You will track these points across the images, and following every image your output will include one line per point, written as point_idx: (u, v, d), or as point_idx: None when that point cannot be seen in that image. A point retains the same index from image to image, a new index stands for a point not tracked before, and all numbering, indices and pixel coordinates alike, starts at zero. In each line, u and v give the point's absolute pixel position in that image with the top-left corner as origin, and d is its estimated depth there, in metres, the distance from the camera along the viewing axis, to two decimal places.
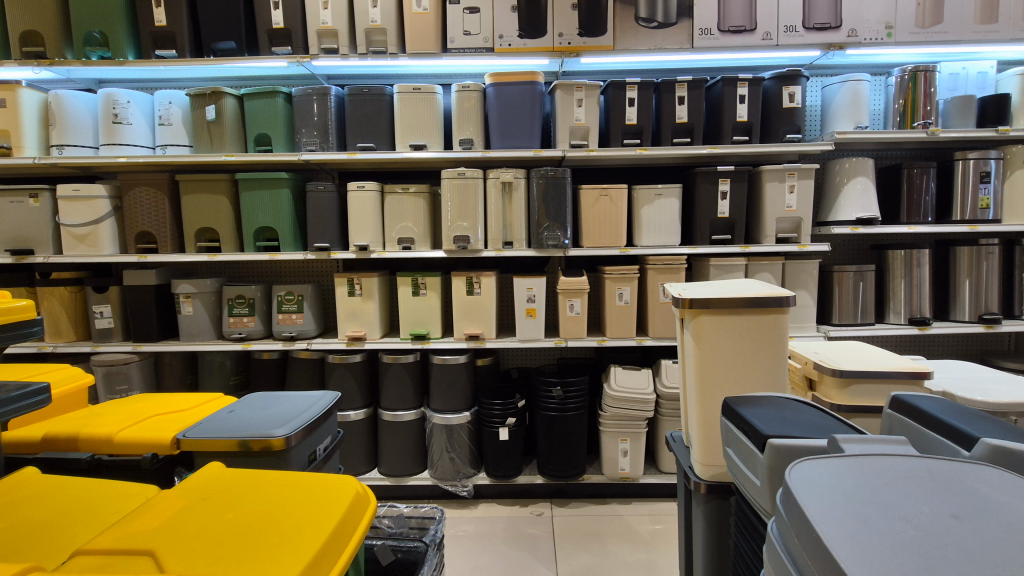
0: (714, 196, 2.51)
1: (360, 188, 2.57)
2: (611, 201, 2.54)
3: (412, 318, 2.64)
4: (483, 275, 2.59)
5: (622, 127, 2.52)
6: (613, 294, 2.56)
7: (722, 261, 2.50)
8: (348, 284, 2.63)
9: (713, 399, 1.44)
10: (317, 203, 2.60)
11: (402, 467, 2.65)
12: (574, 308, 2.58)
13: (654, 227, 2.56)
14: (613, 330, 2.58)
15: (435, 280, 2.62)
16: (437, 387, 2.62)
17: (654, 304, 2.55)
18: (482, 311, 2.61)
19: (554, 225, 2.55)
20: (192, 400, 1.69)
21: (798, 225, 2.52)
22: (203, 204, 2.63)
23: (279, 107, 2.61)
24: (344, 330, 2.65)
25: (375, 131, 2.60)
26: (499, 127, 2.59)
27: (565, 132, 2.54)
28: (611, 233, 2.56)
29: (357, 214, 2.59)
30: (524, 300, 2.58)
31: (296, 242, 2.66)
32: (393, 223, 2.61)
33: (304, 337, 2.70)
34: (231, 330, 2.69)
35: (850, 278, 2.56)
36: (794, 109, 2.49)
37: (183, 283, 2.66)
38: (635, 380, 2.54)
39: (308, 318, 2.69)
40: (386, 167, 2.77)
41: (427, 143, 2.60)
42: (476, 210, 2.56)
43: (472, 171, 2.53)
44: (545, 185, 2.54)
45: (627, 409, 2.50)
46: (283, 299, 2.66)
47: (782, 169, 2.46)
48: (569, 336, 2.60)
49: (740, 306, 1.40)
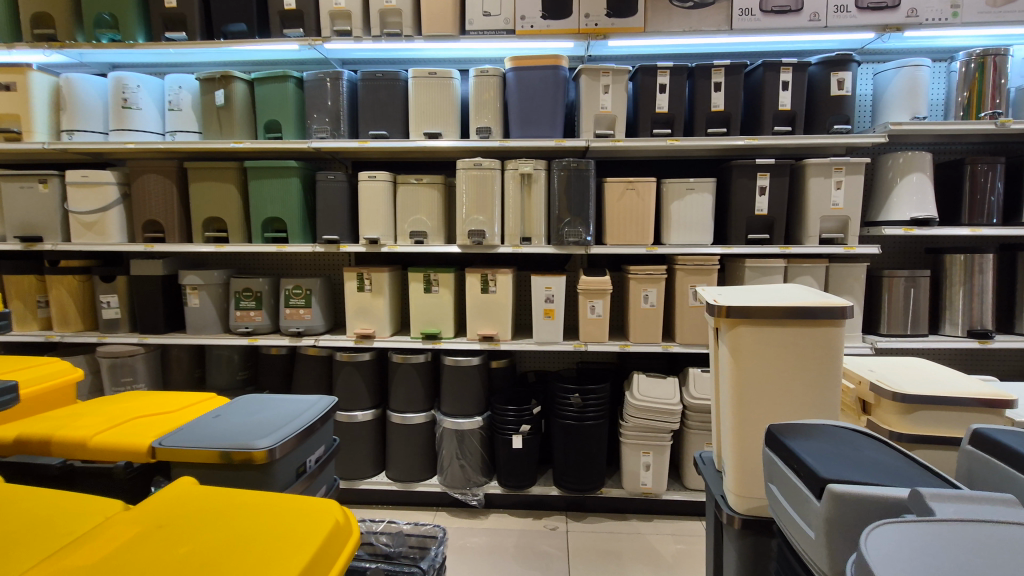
0: (752, 192, 2.30)
1: (370, 177, 2.44)
2: (638, 195, 2.36)
3: (423, 316, 2.51)
4: (500, 272, 2.44)
5: (651, 115, 2.33)
6: (637, 296, 2.38)
7: (759, 262, 2.30)
8: (357, 279, 2.50)
9: (751, 422, 1.27)
10: (327, 192, 2.48)
11: (410, 472, 2.53)
12: (595, 309, 2.40)
13: (683, 224, 2.37)
14: (638, 335, 2.40)
15: (449, 277, 2.48)
16: (449, 390, 2.48)
17: (682, 308, 2.36)
18: (498, 311, 2.46)
19: (576, 220, 2.38)
20: (183, 400, 1.58)
21: (844, 224, 2.30)
22: (211, 193, 2.54)
23: (289, 92, 2.50)
24: (353, 327, 2.54)
25: (388, 117, 2.47)
26: (520, 115, 2.44)
27: (590, 120, 2.36)
28: (638, 231, 2.37)
29: (368, 206, 2.46)
30: (542, 300, 2.42)
31: (304, 234, 2.54)
32: (406, 216, 2.48)
33: (312, 333, 2.59)
34: (237, 324, 2.59)
35: (901, 284, 2.34)
36: (844, 97, 2.26)
37: (190, 274, 2.57)
38: (660, 389, 2.37)
39: (316, 314, 2.57)
40: (400, 156, 2.64)
41: (442, 132, 2.45)
42: (493, 204, 2.41)
43: (489, 162, 2.39)
44: (567, 177, 2.37)
45: (651, 420, 2.33)
46: (290, 293, 2.55)
47: (827, 163, 2.25)
48: (589, 339, 2.43)
49: (787, 316, 1.22)
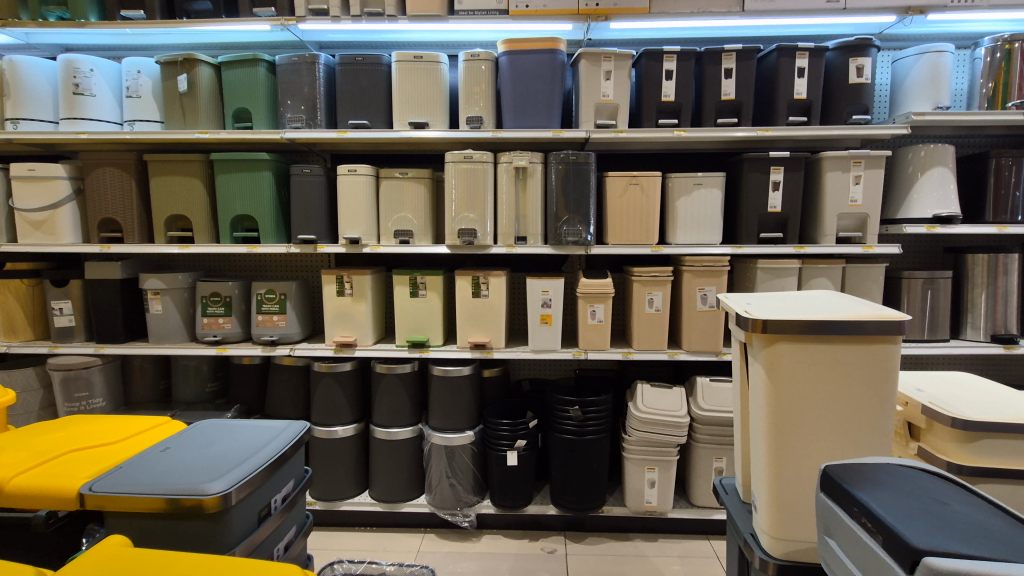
0: (765, 187, 2.13)
1: (350, 171, 2.23)
2: (642, 190, 2.18)
3: (409, 322, 2.31)
4: (492, 275, 2.24)
5: (657, 104, 2.15)
6: (642, 300, 2.21)
7: (772, 263, 2.14)
8: (336, 282, 2.29)
9: (790, 453, 1.09)
10: (302, 187, 2.26)
11: (396, 491, 2.33)
12: (596, 314, 2.22)
13: (690, 222, 2.20)
14: (641, 342, 2.23)
15: (437, 279, 2.29)
16: (437, 403, 2.29)
17: (689, 313, 2.19)
18: (491, 316, 2.27)
19: (575, 218, 2.19)
20: (137, 423, 1.38)
21: (863, 222, 2.15)
22: (175, 188, 2.31)
23: (261, 77, 2.28)
24: (333, 334, 2.33)
25: (369, 104, 2.25)
26: (513, 104, 2.24)
27: (590, 109, 2.17)
28: (643, 229, 2.20)
29: (348, 202, 2.25)
30: (538, 305, 2.23)
31: (277, 234, 2.32)
32: (390, 213, 2.28)
33: (287, 341, 2.38)
34: (204, 332, 2.36)
35: (919, 285, 2.20)
36: (862, 85, 2.10)
37: (151, 278, 2.34)
38: (666, 400, 2.19)
39: (291, 321, 2.36)
40: (384, 148, 2.43)
41: (429, 122, 2.25)
42: (485, 200, 2.21)
43: (480, 154, 2.19)
44: (565, 172, 2.18)
45: (655, 434, 2.16)
46: (262, 297, 2.33)
47: (846, 156, 2.09)
48: (589, 347, 2.25)
49: (834, 332, 1.05)
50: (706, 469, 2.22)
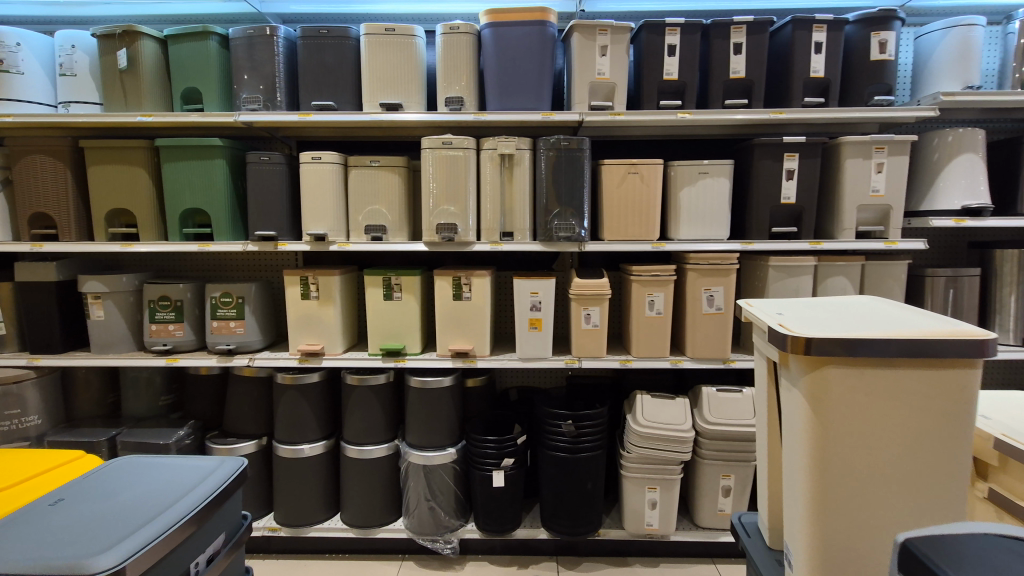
0: (777, 176, 1.92)
1: (314, 158, 1.99)
2: (642, 179, 1.96)
3: (382, 328, 2.07)
4: (475, 274, 2.01)
5: (658, 83, 1.93)
6: (641, 302, 1.99)
7: (785, 261, 1.93)
8: (300, 284, 2.05)
9: (837, 503, 0.88)
10: (259, 177, 2.00)
11: (369, 516, 2.10)
12: (590, 318, 2.00)
13: (695, 215, 1.98)
14: (641, 348, 2.01)
15: (413, 280, 2.05)
16: (415, 417, 2.06)
17: (694, 316, 1.98)
18: (474, 320, 2.04)
19: (567, 210, 1.96)
20: (44, 461, 1.16)
21: (885, 215, 1.94)
22: (116, 179, 2.04)
23: (212, 53, 2.01)
24: (297, 343, 2.08)
25: (336, 83, 2.00)
26: (498, 83, 2.00)
27: (584, 89, 1.94)
28: (642, 224, 1.98)
29: (312, 194, 2.00)
30: (527, 308, 2.01)
31: (233, 230, 2.06)
32: (360, 206, 2.03)
33: (246, 350, 2.12)
34: (153, 340, 2.11)
35: (944, 284, 2.00)
36: (885, 62, 1.89)
37: (91, 280, 2.08)
38: (668, 413, 1.98)
39: (251, 328, 2.11)
40: (354, 133, 2.17)
41: (403, 103, 2.00)
42: (466, 191, 1.98)
43: (461, 140, 1.95)
44: (555, 159, 1.95)
45: (656, 451, 1.96)
46: (217, 301, 2.08)
47: (867, 142, 1.88)
48: (583, 354, 2.03)
49: (898, 355, 0.84)
50: (712, 488, 2.01)
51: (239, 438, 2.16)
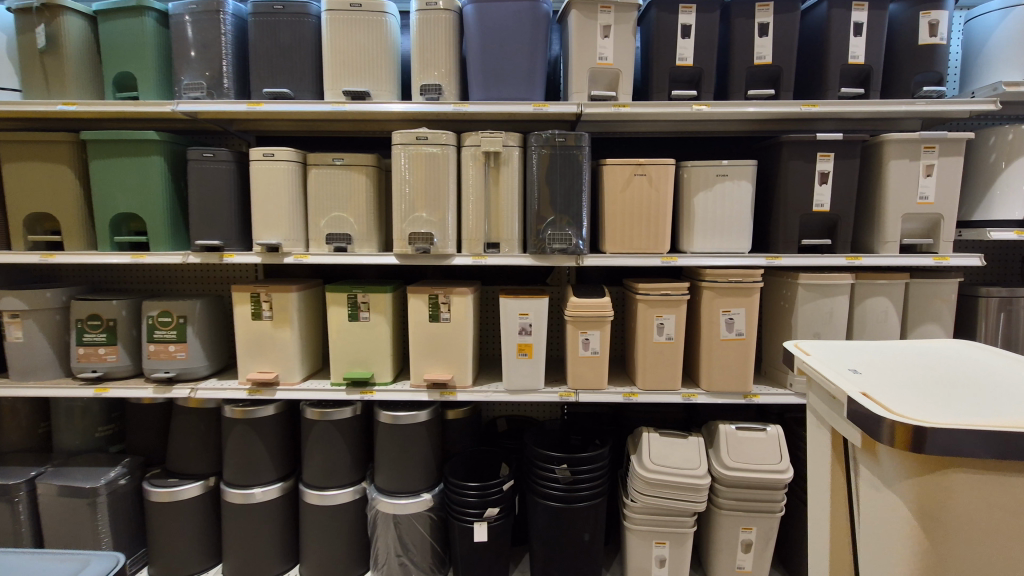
0: (809, 179, 1.65)
1: (267, 155, 1.70)
2: (650, 183, 1.68)
3: (347, 354, 1.77)
4: (455, 293, 1.73)
5: (670, 70, 1.65)
6: (648, 325, 1.71)
7: (817, 279, 1.65)
8: (251, 302, 1.76)
9: None
10: (202, 177, 1.71)
11: (332, 571, 1.80)
12: (589, 344, 1.72)
13: (711, 225, 1.70)
14: (647, 380, 1.73)
15: (384, 298, 1.76)
16: (384, 457, 1.77)
17: (709, 342, 1.70)
18: (454, 345, 1.75)
19: (562, 219, 1.68)
20: None
21: (933, 226, 1.66)
22: (37, 178, 1.75)
23: (147, 31, 1.71)
24: (248, 370, 1.79)
25: (293, 68, 1.71)
26: (483, 68, 1.71)
27: (583, 77, 1.65)
28: (650, 235, 1.69)
29: (265, 198, 1.71)
30: (515, 331, 1.72)
31: (173, 239, 1.76)
32: (322, 212, 1.75)
33: (189, 378, 1.82)
34: (81, 366, 1.80)
35: (1000, 305, 1.72)
36: (937, 46, 1.61)
37: (8, 296, 1.78)
38: (678, 455, 1.70)
39: (195, 352, 1.81)
40: (319, 126, 1.89)
41: (371, 92, 1.71)
42: (445, 195, 1.69)
43: (439, 135, 1.67)
44: (549, 158, 1.66)
45: (665, 500, 1.68)
46: (154, 322, 1.78)
47: (915, 140, 1.60)
48: (580, 385, 1.74)
49: None
50: (731, 543, 1.72)
51: (184, 479, 1.86)
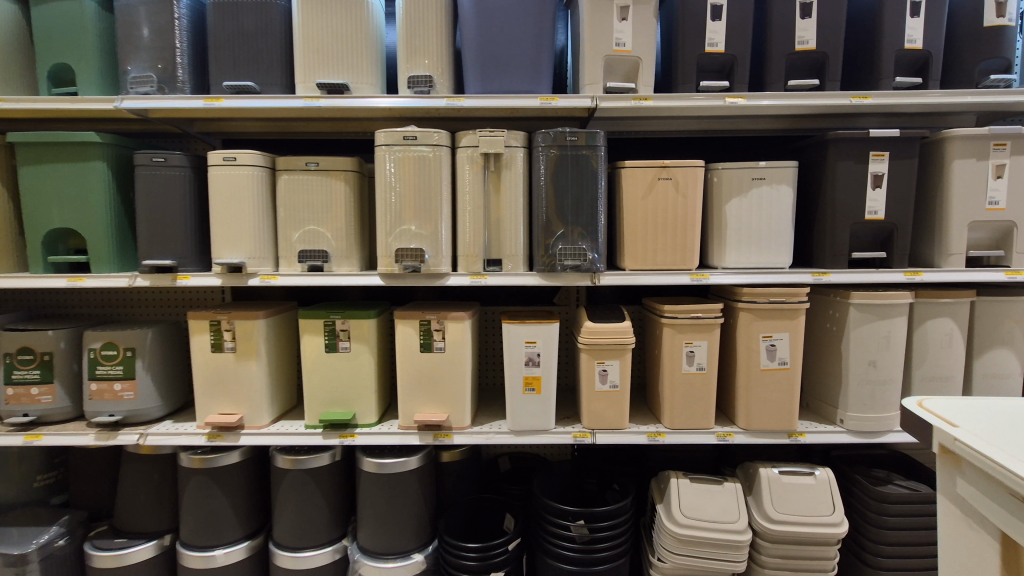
0: (859, 182, 1.42)
1: (227, 159, 1.45)
2: (676, 188, 1.44)
3: (324, 391, 1.52)
4: (451, 318, 1.48)
5: (698, 57, 1.42)
6: (676, 353, 1.47)
7: (872, 298, 1.42)
8: (211, 331, 1.50)
9: None
10: (151, 186, 1.46)
11: None
12: (607, 377, 1.47)
13: (747, 236, 1.47)
14: (675, 417, 1.48)
15: (367, 324, 1.51)
16: (368, 511, 1.51)
17: (747, 372, 1.46)
18: (449, 379, 1.50)
19: (574, 231, 1.44)
20: None
21: (1004, 236, 1.43)
22: None
23: (86, 15, 1.46)
24: (207, 412, 1.52)
25: (259, 57, 1.47)
26: (480, 57, 1.48)
27: (597, 66, 1.42)
28: (676, 248, 1.46)
29: (225, 209, 1.46)
30: (521, 362, 1.47)
31: (119, 258, 1.50)
32: (295, 225, 1.50)
33: (138, 421, 1.55)
34: (10, 409, 1.53)
35: None
36: (1005, 29, 1.39)
37: None
38: (714, 506, 1.45)
39: (145, 391, 1.55)
40: (293, 125, 1.64)
41: (350, 85, 1.47)
42: (438, 204, 1.45)
43: (430, 134, 1.42)
44: (558, 160, 1.43)
45: (700, 560, 1.43)
46: (96, 356, 1.52)
47: (984, 136, 1.38)
48: (597, 424, 1.49)
49: None
50: None
51: (133, 539, 1.59)
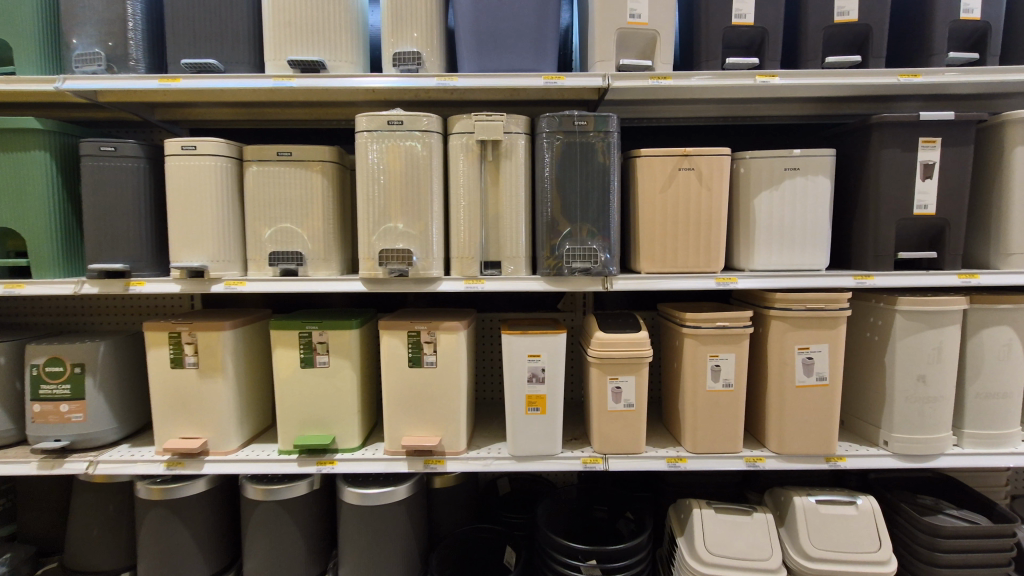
0: (908, 172, 1.25)
1: (186, 148, 1.27)
2: (699, 179, 1.27)
3: (299, 412, 1.33)
4: (444, 328, 1.30)
5: (724, 31, 1.25)
6: (700, 368, 1.29)
7: (922, 304, 1.25)
8: (170, 344, 1.32)
9: None
10: (100, 179, 1.27)
11: None
12: (621, 396, 1.29)
13: (778, 234, 1.30)
14: (698, 441, 1.30)
15: (348, 336, 1.33)
16: (351, 547, 1.33)
17: (780, 389, 1.28)
18: (442, 398, 1.32)
19: (583, 228, 1.26)
20: None
21: None
22: None
23: None
24: (167, 436, 1.34)
25: (223, 32, 1.29)
26: (475, 31, 1.30)
27: (609, 40, 1.24)
28: (699, 248, 1.28)
29: (185, 206, 1.28)
30: (524, 378, 1.30)
31: (63, 262, 1.32)
32: (266, 223, 1.32)
33: (89, 446, 1.37)
34: None
35: None
36: None
37: None
38: (743, 540, 1.28)
39: (97, 412, 1.36)
40: (266, 109, 1.46)
41: (327, 63, 1.29)
42: (428, 199, 1.27)
43: (418, 118, 1.24)
44: (565, 149, 1.25)
45: None
46: (39, 373, 1.33)
47: None
48: (609, 448, 1.32)
49: None
50: None
51: None
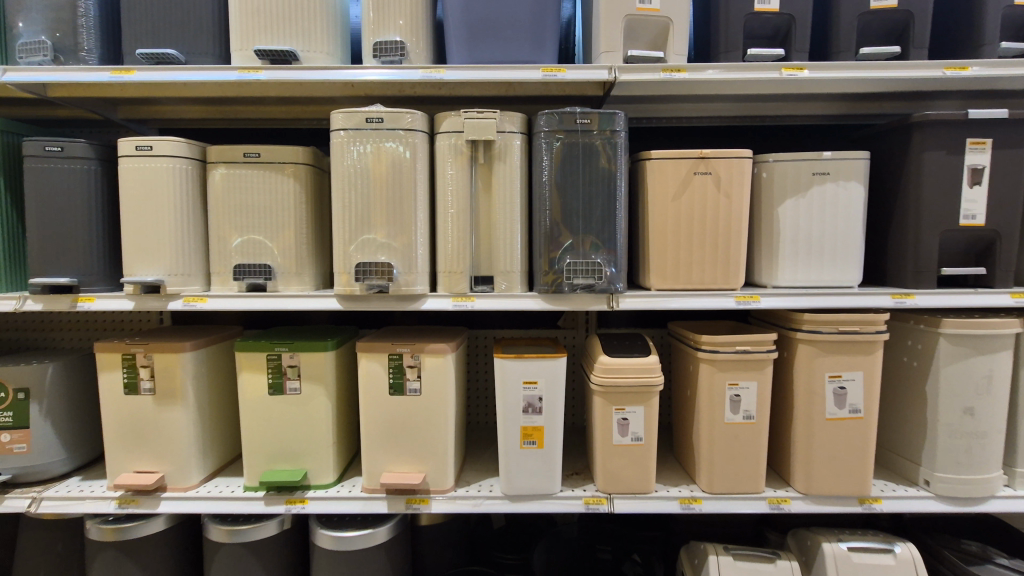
0: (955, 177, 1.10)
1: (141, 148, 1.13)
2: (718, 184, 1.12)
3: (267, 443, 1.19)
4: (429, 351, 1.16)
5: (746, 18, 1.11)
6: (718, 397, 1.14)
7: (970, 327, 1.10)
8: (124, 367, 1.18)
9: None
10: (45, 183, 1.14)
11: None
12: (628, 428, 1.15)
13: (806, 246, 1.15)
14: (715, 480, 1.15)
15: (322, 359, 1.18)
16: None
17: (808, 422, 1.13)
18: (427, 429, 1.17)
19: (586, 239, 1.12)
20: None
21: None
22: None
23: None
24: (120, 469, 1.20)
25: (184, 18, 1.16)
26: (466, 18, 1.16)
27: (617, 28, 1.10)
28: (717, 262, 1.14)
29: (140, 213, 1.14)
30: (519, 407, 1.15)
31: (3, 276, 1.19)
32: (231, 232, 1.18)
33: (34, 480, 1.23)
34: None
35: None
36: None
37: None
38: None
39: (43, 443, 1.22)
40: (238, 105, 1.33)
41: (300, 54, 1.15)
42: (412, 205, 1.13)
43: (401, 115, 1.11)
44: (566, 150, 1.11)
45: None
46: None
47: None
48: (614, 487, 1.17)
49: None
50: None
51: None
